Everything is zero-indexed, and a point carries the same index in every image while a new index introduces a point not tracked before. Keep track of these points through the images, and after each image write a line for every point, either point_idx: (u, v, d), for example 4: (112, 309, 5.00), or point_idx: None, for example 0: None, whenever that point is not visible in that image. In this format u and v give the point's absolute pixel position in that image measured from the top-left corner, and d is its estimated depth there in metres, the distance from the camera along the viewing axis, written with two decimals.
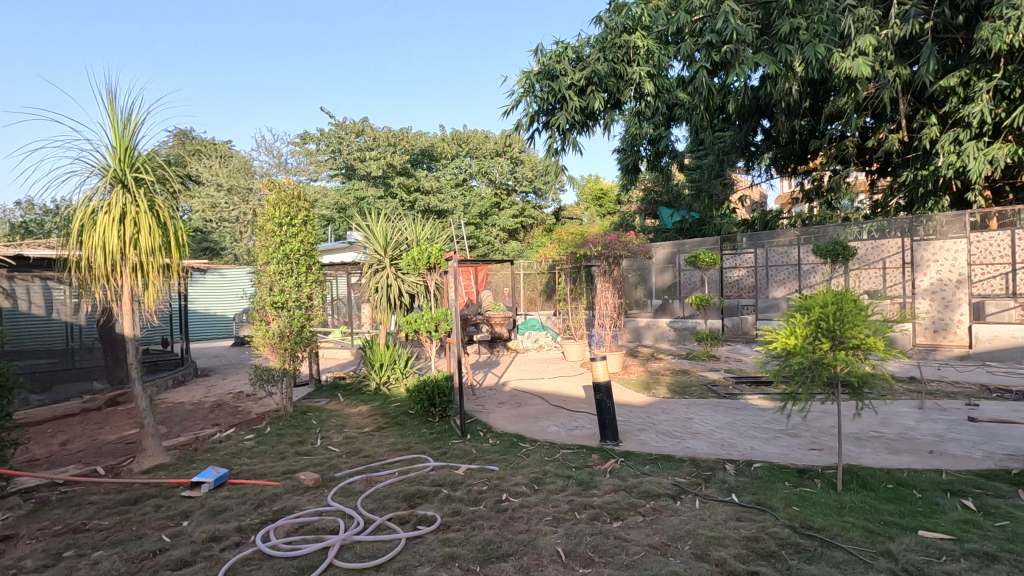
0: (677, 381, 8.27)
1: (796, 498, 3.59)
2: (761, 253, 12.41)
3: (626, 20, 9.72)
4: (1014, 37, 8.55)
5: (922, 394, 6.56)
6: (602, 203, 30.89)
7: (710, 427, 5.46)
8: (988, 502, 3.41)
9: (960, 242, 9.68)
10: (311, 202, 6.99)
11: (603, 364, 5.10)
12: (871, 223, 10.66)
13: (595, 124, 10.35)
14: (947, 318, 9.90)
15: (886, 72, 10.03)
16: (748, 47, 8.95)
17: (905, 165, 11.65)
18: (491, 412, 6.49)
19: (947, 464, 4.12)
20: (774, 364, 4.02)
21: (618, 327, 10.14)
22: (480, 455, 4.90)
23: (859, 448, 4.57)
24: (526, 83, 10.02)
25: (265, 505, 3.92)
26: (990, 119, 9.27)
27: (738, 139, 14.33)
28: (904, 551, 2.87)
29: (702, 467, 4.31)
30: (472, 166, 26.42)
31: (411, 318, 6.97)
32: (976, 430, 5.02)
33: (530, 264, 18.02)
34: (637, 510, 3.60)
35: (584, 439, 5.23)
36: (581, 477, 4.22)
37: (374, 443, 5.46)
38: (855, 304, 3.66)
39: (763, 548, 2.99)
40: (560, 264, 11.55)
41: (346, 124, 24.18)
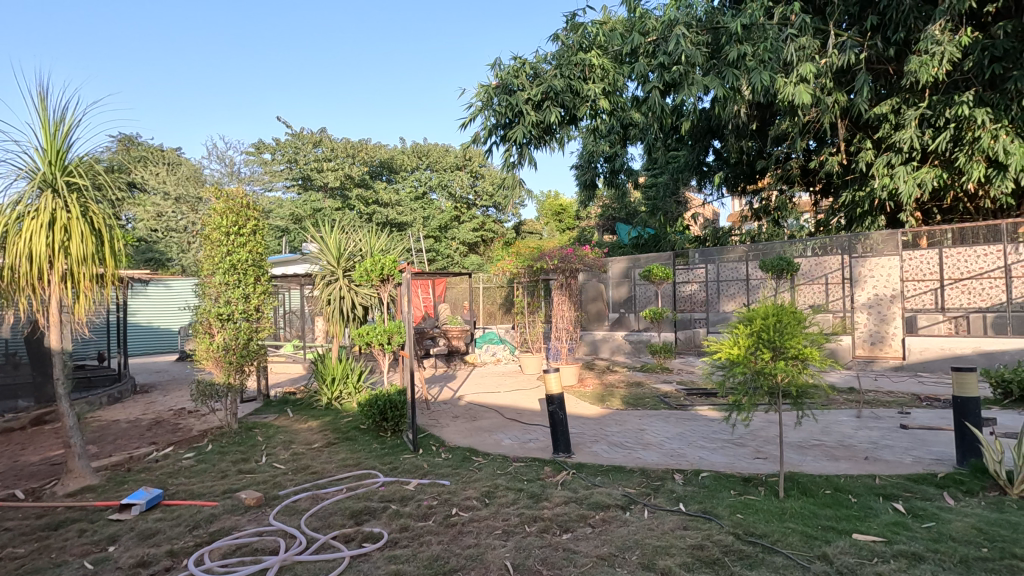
0: (631, 393, 8.41)
1: (740, 506, 3.67)
2: (712, 268, 12.81)
3: (583, 39, 9.81)
4: (938, 70, 9.22)
5: (859, 403, 6.88)
6: (561, 218, 31.33)
7: (661, 438, 5.55)
8: (917, 505, 3.58)
9: (894, 259, 10.18)
10: (261, 211, 6.80)
11: (556, 376, 5.10)
12: (815, 241, 11.19)
13: (551, 140, 10.49)
14: (883, 331, 10.32)
15: (826, 98, 10.58)
16: (698, 70, 9.32)
17: (844, 187, 12.30)
18: (445, 426, 6.40)
19: (880, 469, 4.32)
20: (719, 375, 4.12)
21: (574, 340, 10.21)
22: (432, 470, 4.82)
23: (801, 455, 4.73)
24: (484, 97, 10.08)
25: (201, 527, 3.72)
26: (918, 145, 9.94)
27: (691, 158, 14.84)
28: (839, 553, 2.97)
29: (651, 477, 4.36)
30: (432, 179, 26.38)
31: (364, 330, 6.82)
32: (908, 436, 5.30)
33: (489, 278, 18.04)
34: (586, 521, 3.60)
35: (537, 452, 5.23)
36: (532, 490, 4.20)
37: (322, 459, 5.29)
38: (794, 316, 3.80)
39: (707, 555, 3.03)
40: (518, 278, 11.64)
41: (303, 134, 23.87)
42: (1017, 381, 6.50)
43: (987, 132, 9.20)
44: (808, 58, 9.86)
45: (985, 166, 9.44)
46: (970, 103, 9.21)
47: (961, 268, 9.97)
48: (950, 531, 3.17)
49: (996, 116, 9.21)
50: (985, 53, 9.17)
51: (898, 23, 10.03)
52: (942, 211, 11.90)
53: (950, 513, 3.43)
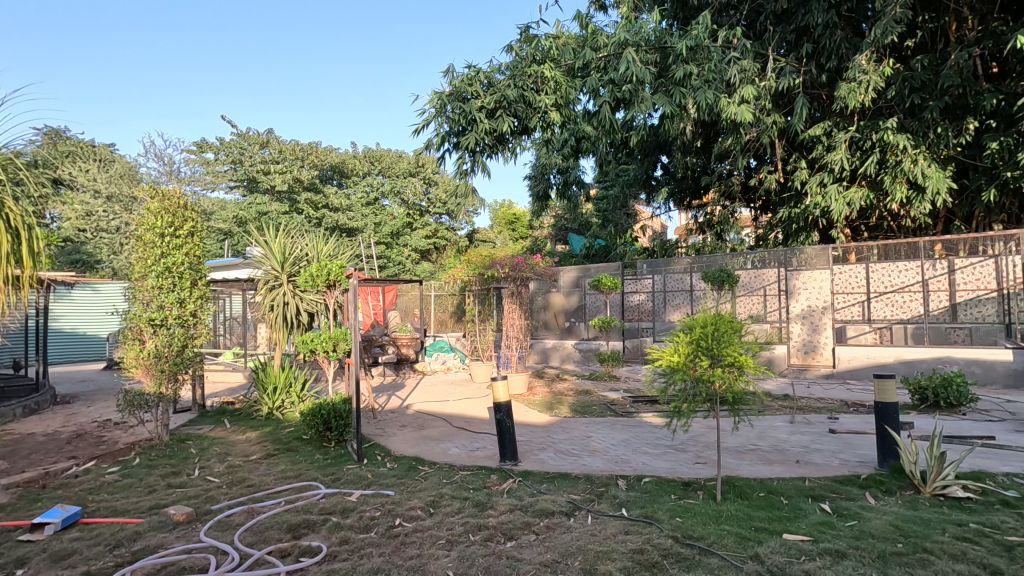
0: (579, 400, 8.51)
1: (680, 510, 3.77)
2: (659, 278, 13.20)
3: (536, 52, 9.94)
4: (865, 96, 9.89)
5: (792, 409, 7.23)
6: (514, 227, 31.45)
7: (606, 445, 5.65)
8: (842, 505, 3.79)
9: (825, 273, 10.74)
10: (201, 213, 6.49)
11: (504, 384, 5.11)
12: (755, 254, 11.70)
13: (503, 150, 10.49)
14: (815, 340, 10.90)
15: (766, 119, 11.12)
16: (647, 88, 9.55)
17: (781, 203, 12.95)
18: (391, 436, 6.28)
19: (810, 472, 4.54)
20: (661, 382, 4.22)
21: (524, 349, 10.22)
22: (376, 480, 4.71)
23: (738, 459, 4.91)
24: (438, 104, 9.99)
25: (123, 546, 3.49)
26: (848, 166, 10.58)
27: (640, 172, 15.36)
28: (770, 553, 3.10)
29: (596, 484, 4.42)
30: (384, 185, 26.06)
31: (307, 337, 6.59)
32: (836, 440, 5.60)
33: (441, 286, 17.97)
34: (531, 529, 3.61)
35: (484, 460, 5.21)
36: (478, 498, 4.18)
37: (260, 471, 5.08)
38: (731, 325, 3.95)
39: (647, 559, 3.09)
40: (470, 286, 11.63)
41: (249, 134, 23.08)
42: (932, 387, 6.99)
43: (908, 157, 9.92)
44: (748, 80, 10.49)
45: (906, 188, 10.14)
46: (893, 129, 9.91)
47: (885, 282, 10.79)
48: (870, 528, 3.37)
49: (916, 142, 9.94)
50: (906, 83, 9.91)
51: (831, 51, 10.71)
52: (869, 228, 12.71)
53: (871, 511, 3.64)
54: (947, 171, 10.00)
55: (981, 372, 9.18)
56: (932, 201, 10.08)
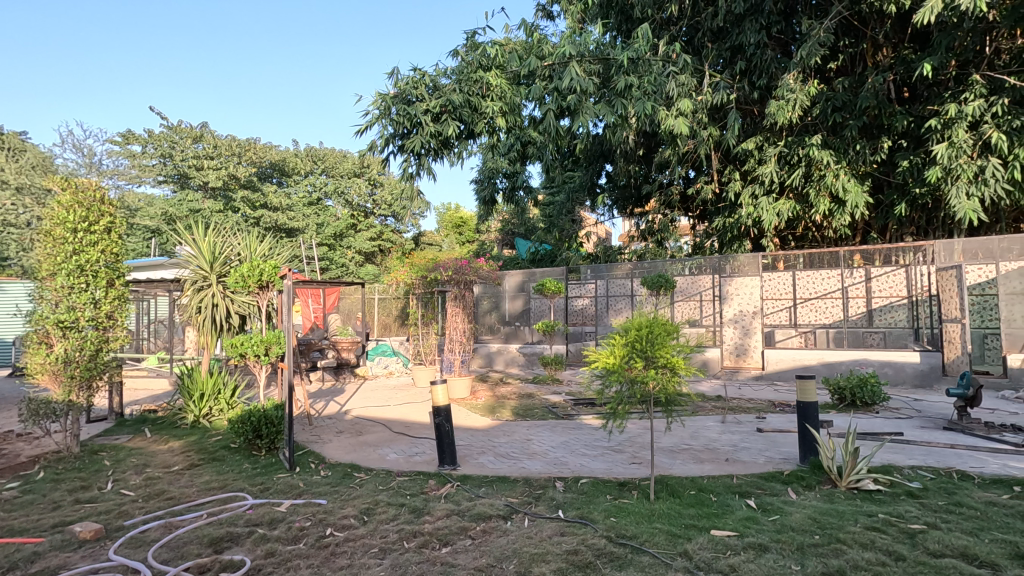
0: (522, 404, 8.53)
1: (614, 510, 3.83)
2: (602, 284, 13.41)
3: (482, 58, 9.95)
4: (793, 114, 10.48)
5: (723, 410, 7.54)
6: (461, 231, 31.33)
7: (546, 447, 5.69)
8: (766, 500, 3.96)
9: (755, 279, 11.37)
10: (119, 207, 6.06)
11: (443, 387, 5.05)
12: (692, 261, 12.02)
13: (448, 154, 10.37)
14: (746, 343, 11.41)
15: (702, 131, 11.58)
16: (590, 98, 9.71)
17: (716, 213, 13.49)
18: (326, 442, 6.07)
19: (739, 469, 4.73)
20: (598, 384, 4.28)
21: (467, 352, 10.11)
22: (308, 489, 4.53)
23: (671, 459, 5.05)
24: (382, 105, 9.79)
25: (18, 568, 3.19)
26: (777, 179, 11.19)
27: (585, 179, 15.78)
28: (698, 549, 3.19)
29: (534, 486, 4.43)
30: (328, 185, 25.40)
31: (236, 341, 6.26)
32: (763, 439, 5.86)
33: (385, 289, 17.69)
34: (467, 533, 3.57)
35: (422, 465, 5.12)
36: (414, 504, 4.09)
37: (181, 483, 4.78)
38: (664, 328, 4.06)
39: (580, 560, 3.12)
40: (413, 289, 11.58)
41: (181, 127, 21.99)
42: (850, 387, 7.44)
43: (830, 172, 10.54)
44: (686, 94, 10.94)
45: (829, 201, 10.78)
46: (817, 146, 10.55)
47: (810, 289, 11.36)
48: (791, 521, 3.54)
49: (838, 159, 10.61)
50: (829, 103, 10.61)
51: (763, 70, 11.33)
52: (796, 238, 13.39)
53: (792, 506, 3.83)
54: (864, 186, 10.70)
55: (893, 373, 9.91)
56: (851, 213, 10.75)
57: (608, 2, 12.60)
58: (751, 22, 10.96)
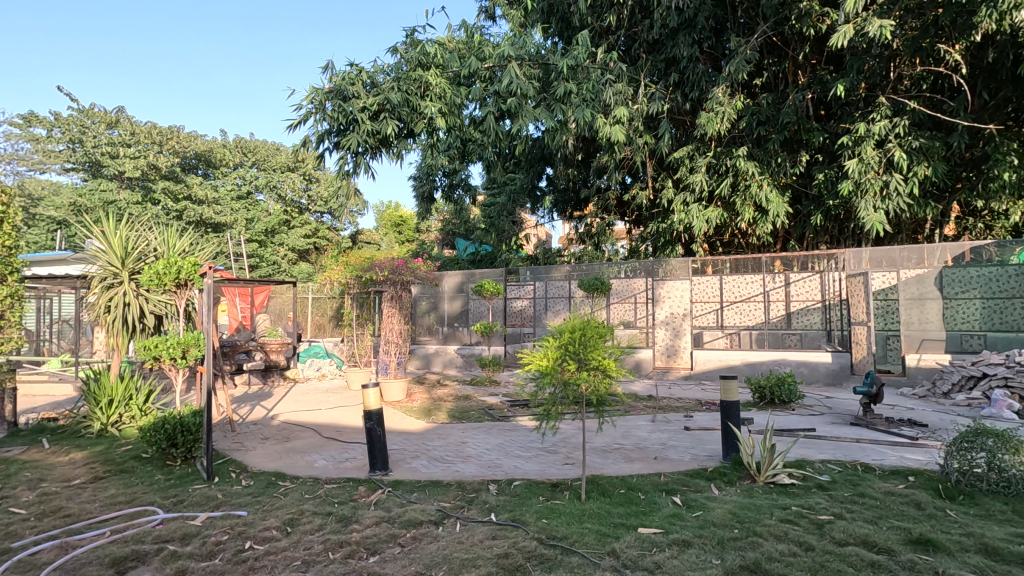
0: (458, 406, 8.44)
1: (546, 511, 3.86)
2: (541, 285, 13.49)
3: (422, 56, 9.80)
4: (721, 125, 11.01)
5: (654, 409, 7.78)
6: (400, 230, 30.79)
7: (480, 450, 5.65)
8: (690, 497, 4.11)
9: (685, 283, 11.86)
10: (13, 195, 5.47)
11: (375, 390, 4.91)
12: (628, 264, 12.35)
13: (386, 152, 10.13)
14: (675, 344, 11.87)
15: (638, 139, 11.93)
16: (530, 101, 9.77)
17: (650, 219, 13.94)
18: (250, 450, 5.76)
19: (666, 467, 4.89)
20: (532, 386, 4.30)
21: (403, 354, 9.89)
22: (227, 500, 4.28)
23: (603, 459, 5.15)
24: (316, 100, 9.42)
25: None
26: (706, 188, 11.70)
27: (525, 182, 15.95)
28: (625, 548, 3.26)
29: (467, 490, 4.39)
30: (259, 178, 24.27)
31: (150, 342, 5.82)
32: (690, 437, 6.08)
33: (319, 289, 17.15)
34: (396, 541, 3.48)
35: (352, 471, 4.96)
36: (342, 513, 3.94)
37: (82, 498, 4.39)
38: (596, 331, 4.13)
39: (511, 563, 3.11)
40: (349, 288, 11.32)
41: (93, 110, 20.36)
42: (769, 386, 7.87)
43: (755, 182, 11.12)
44: (622, 103, 11.29)
45: (753, 210, 11.37)
46: (743, 157, 11.14)
47: (735, 292, 11.78)
48: (713, 517, 3.69)
49: (762, 170, 11.22)
50: (754, 117, 11.29)
51: (694, 83, 11.83)
52: (723, 244, 14.04)
53: (714, 501, 3.99)
54: (784, 196, 11.36)
55: (808, 372, 10.59)
56: (772, 222, 11.40)
57: (549, 9, 12.79)
58: (684, 36, 11.51)
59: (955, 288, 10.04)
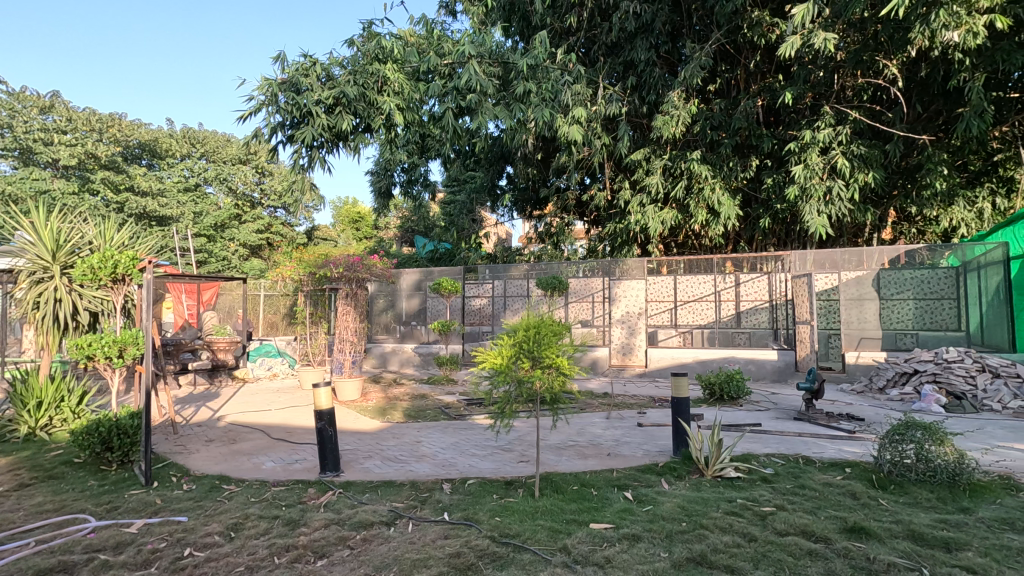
0: (414, 405, 8.33)
1: (499, 509, 3.85)
2: (500, 284, 13.49)
3: (379, 49, 9.61)
4: (677, 128, 11.28)
5: (609, 407, 7.89)
6: (358, 226, 30.20)
7: (435, 449, 5.60)
8: (641, 492, 4.18)
9: (640, 282, 12.06)
10: None
11: (326, 390, 4.79)
12: (585, 264, 12.48)
13: (343, 147, 9.89)
14: (631, 343, 12.07)
15: (596, 141, 12.09)
16: (489, 99, 9.74)
17: (608, 219, 14.13)
18: (193, 453, 5.52)
19: (619, 463, 4.97)
20: (486, 384, 4.28)
21: (359, 353, 9.68)
22: (166, 505, 4.08)
23: (557, 456, 5.18)
24: (268, 91, 9.10)
25: None
26: (662, 189, 11.95)
27: (486, 180, 15.97)
28: (576, 543, 3.29)
29: (420, 489, 4.34)
30: (208, 171, 23.32)
31: (83, 341, 5.48)
32: (643, 433, 6.20)
33: (272, 286, 16.64)
34: (345, 543, 3.40)
35: (301, 473, 4.82)
36: (289, 516, 3.83)
37: (4, 508, 4.10)
38: (551, 329, 4.15)
39: (462, 562, 3.08)
40: (302, 285, 11.04)
41: (24, 94, 19.10)
42: (718, 383, 8.13)
43: (708, 185, 11.44)
44: (581, 104, 11.44)
45: (706, 212, 11.67)
46: (697, 161, 11.46)
47: (689, 292, 12.19)
48: (662, 511, 3.77)
49: (715, 173, 11.55)
50: (707, 121, 11.66)
51: (651, 86, 12.05)
52: (677, 245, 14.38)
53: (664, 496, 4.08)
54: (736, 199, 11.74)
55: (755, 369, 10.99)
56: (724, 224, 11.74)
57: (510, 7, 12.84)
58: (642, 40, 11.73)
59: (891, 290, 10.67)
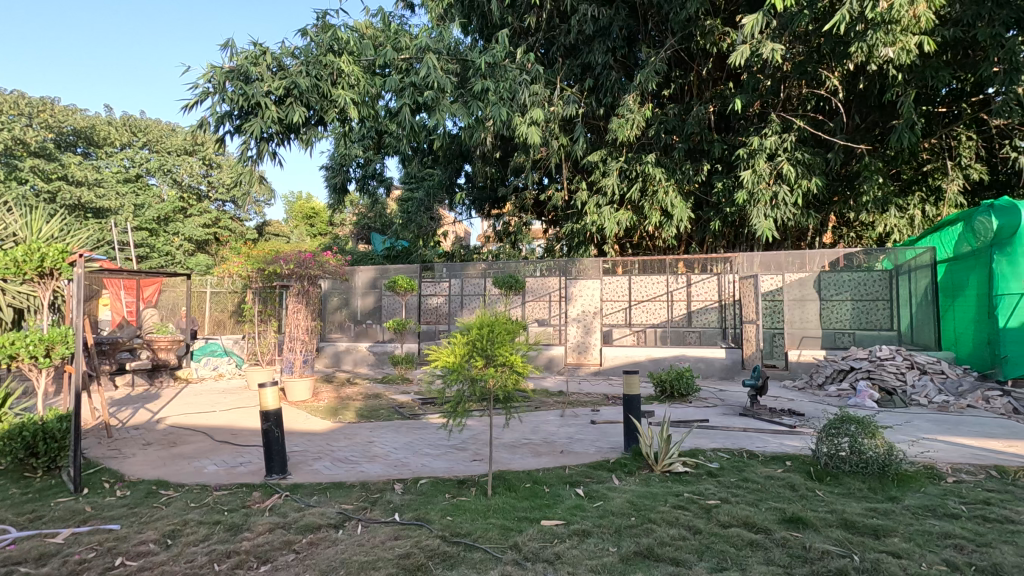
0: (367, 405, 8.19)
1: (451, 509, 3.82)
2: (456, 283, 13.40)
3: (334, 41, 9.40)
4: (632, 131, 11.49)
5: (563, 404, 7.97)
6: (312, 222, 29.45)
7: (388, 449, 5.52)
8: (593, 488, 4.24)
9: (595, 282, 12.26)
10: None
11: (273, 390, 4.63)
12: (542, 263, 12.54)
13: (295, 139, 9.56)
14: (586, 342, 12.25)
15: (554, 141, 12.18)
16: (447, 97, 9.62)
17: (566, 219, 14.26)
18: (128, 457, 5.25)
19: (571, 461, 5.02)
20: (439, 383, 4.23)
21: (310, 352, 9.43)
22: (97, 514, 3.85)
23: (511, 454, 5.19)
24: (214, 79, 8.71)
25: None
26: (617, 191, 12.15)
27: (444, 178, 15.87)
28: (527, 541, 3.30)
29: (371, 490, 4.26)
30: (150, 161, 22.23)
31: (4, 340, 5.10)
32: (595, 431, 6.29)
33: (219, 283, 16.02)
34: (291, 547, 3.30)
35: (246, 476, 4.65)
36: (231, 521, 3.68)
37: None
38: (505, 327, 4.16)
39: (411, 563, 3.04)
40: (250, 282, 10.68)
41: None
42: (669, 380, 8.34)
43: (662, 188, 11.70)
44: (538, 104, 11.54)
45: (660, 215, 11.92)
46: (651, 163, 11.75)
47: (642, 292, 12.42)
48: (612, 506, 3.83)
49: (669, 176, 11.84)
50: (661, 126, 12.03)
51: (608, 89, 12.21)
52: (632, 246, 14.67)
53: (614, 491, 4.15)
54: (688, 202, 12.05)
55: (704, 367, 11.35)
56: (676, 226, 12.02)
57: (469, 4, 12.81)
58: (600, 43, 11.89)
59: (830, 291, 11.18)
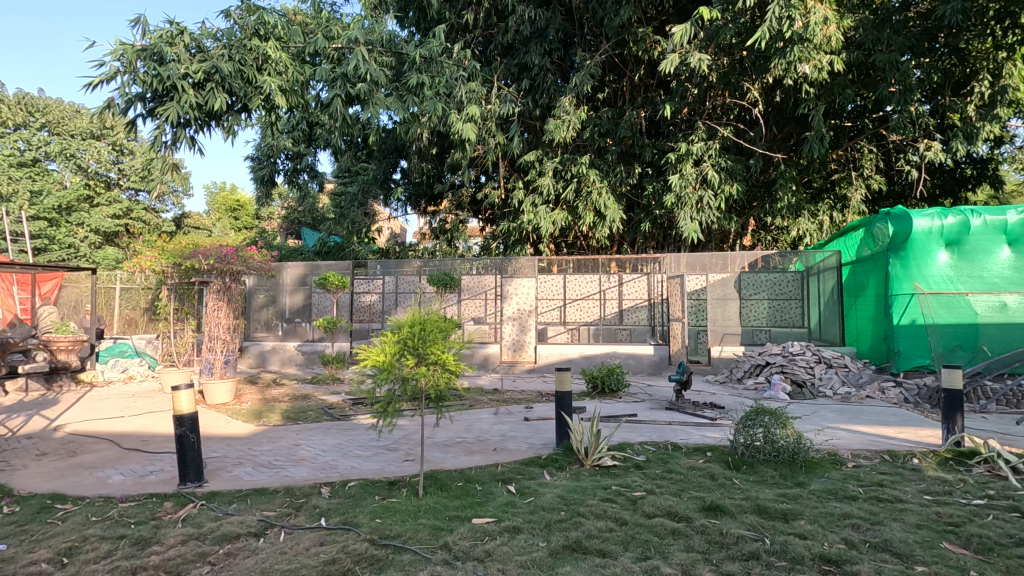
0: (293, 407, 7.87)
1: (380, 511, 3.74)
2: (391, 280, 13.13)
3: (260, 25, 8.95)
4: (568, 133, 11.68)
5: (497, 402, 8.01)
6: (237, 215, 27.97)
7: (315, 452, 5.32)
8: (524, 485, 4.28)
9: (530, 281, 12.23)
10: None
11: (188, 392, 4.34)
12: (478, 262, 12.54)
13: (216, 127, 8.98)
14: (521, 340, 12.23)
15: (490, 140, 12.18)
16: (381, 89, 9.31)
17: (502, 218, 14.32)
18: (18, 470, 4.75)
19: (504, 458, 5.05)
20: (368, 382, 4.12)
21: (232, 352, 8.84)
22: None
23: (443, 453, 5.15)
24: (122, 57, 8.02)
25: None
26: (553, 191, 12.32)
27: (378, 173, 15.51)
28: (458, 540, 3.28)
29: (295, 495, 4.09)
30: (50, 144, 20.32)
31: None
32: (529, 427, 6.36)
33: (131, 278, 14.90)
34: (205, 560, 3.11)
35: (156, 486, 4.34)
36: (138, 534, 3.42)
37: None
38: (437, 325, 4.11)
39: (337, 568, 2.95)
40: (167, 278, 10.04)
41: None
42: (600, 376, 8.56)
43: (595, 189, 11.98)
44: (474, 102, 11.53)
45: (593, 215, 12.19)
46: (585, 165, 12.04)
47: (576, 291, 12.83)
48: (543, 502, 3.88)
49: (602, 177, 12.17)
50: (595, 128, 12.33)
51: (543, 90, 12.35)
52: (567, 245, 14.91)
53: (545, 487, 4.21)
54: (620, 204, 12.42)
55: (635, 363, 11.70)
56: (609, 227, 12.30)
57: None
58: (536, 44, 11.98)
59: (749, 290, 12.06)
